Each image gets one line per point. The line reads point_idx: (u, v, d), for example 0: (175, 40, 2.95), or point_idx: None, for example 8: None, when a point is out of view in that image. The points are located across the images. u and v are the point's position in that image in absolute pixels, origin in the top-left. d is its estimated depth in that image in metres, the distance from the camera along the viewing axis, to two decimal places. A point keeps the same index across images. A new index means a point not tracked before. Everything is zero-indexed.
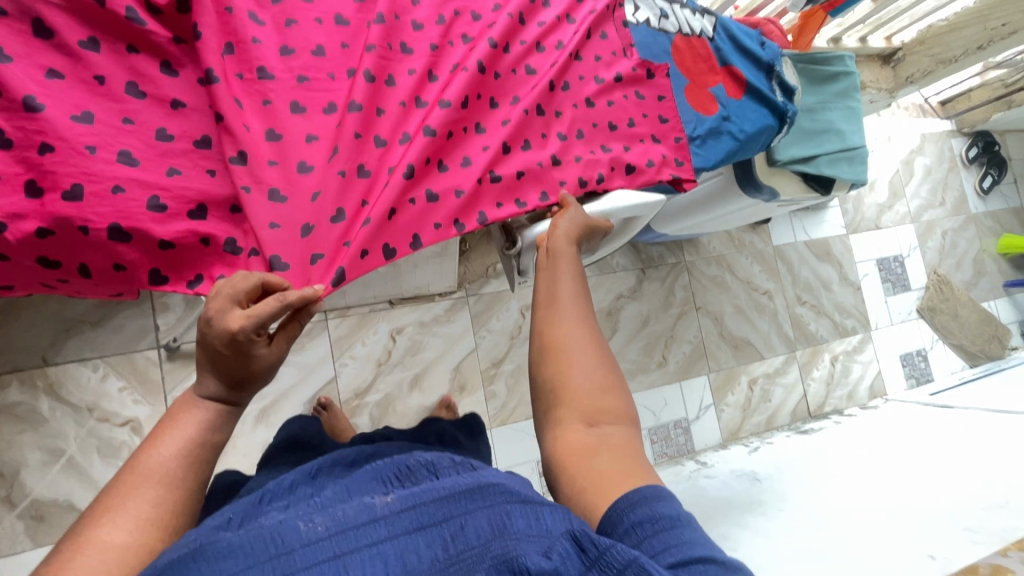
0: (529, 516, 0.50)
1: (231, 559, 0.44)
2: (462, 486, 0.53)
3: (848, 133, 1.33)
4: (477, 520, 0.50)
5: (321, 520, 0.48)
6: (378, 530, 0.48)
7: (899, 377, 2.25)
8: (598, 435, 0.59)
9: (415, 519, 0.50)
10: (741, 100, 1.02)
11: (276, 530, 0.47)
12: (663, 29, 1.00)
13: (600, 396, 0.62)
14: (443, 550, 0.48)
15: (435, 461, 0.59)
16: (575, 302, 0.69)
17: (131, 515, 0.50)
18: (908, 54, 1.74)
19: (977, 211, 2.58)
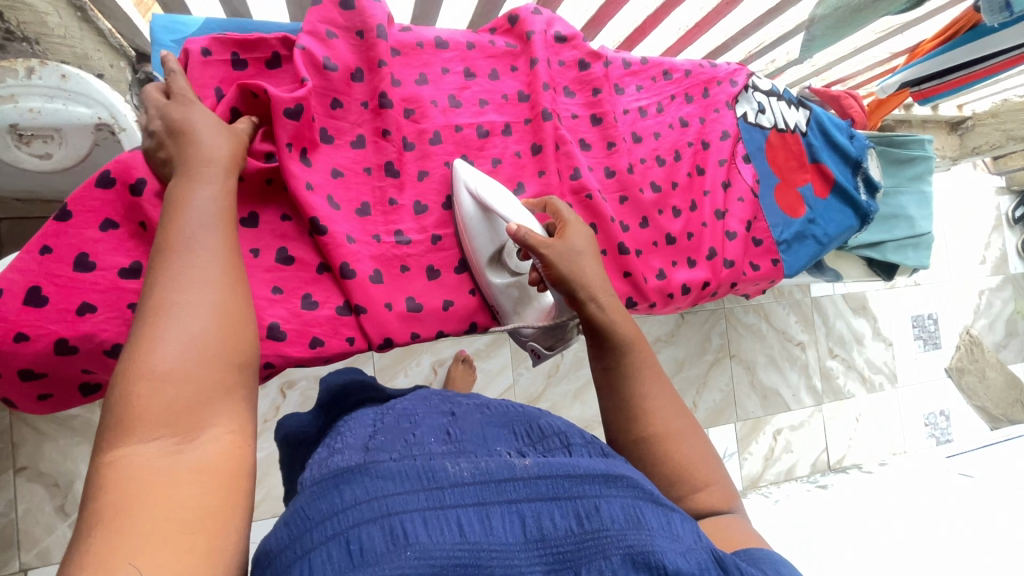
0: (665, 521, 0.43)
1: (387, 482, 0.39)
2: (602, 466, 0.44)
3: (918, 219, 1.31)
4: (614, 505, 0.42)
5: (468, 463, 0.42)
6: (518, 489, 0.41)
7: (920, 436, 2.25)
8: (716, 526, 0.54)
9: (553, 487, 0.42)
10: (827, 199, 1.01)
11: (428, 463, 0.41)
12: (759, 123, 0.97)
13: (705, 476, 0.56)
14: (579, 524, 0.40)
15: (568, 430, 0.49)
16: (647, 376, 0.60)
17: (179, 329, 0.39)
18: (977, 124, 1.70)
19: (1016, 271, 2.54)
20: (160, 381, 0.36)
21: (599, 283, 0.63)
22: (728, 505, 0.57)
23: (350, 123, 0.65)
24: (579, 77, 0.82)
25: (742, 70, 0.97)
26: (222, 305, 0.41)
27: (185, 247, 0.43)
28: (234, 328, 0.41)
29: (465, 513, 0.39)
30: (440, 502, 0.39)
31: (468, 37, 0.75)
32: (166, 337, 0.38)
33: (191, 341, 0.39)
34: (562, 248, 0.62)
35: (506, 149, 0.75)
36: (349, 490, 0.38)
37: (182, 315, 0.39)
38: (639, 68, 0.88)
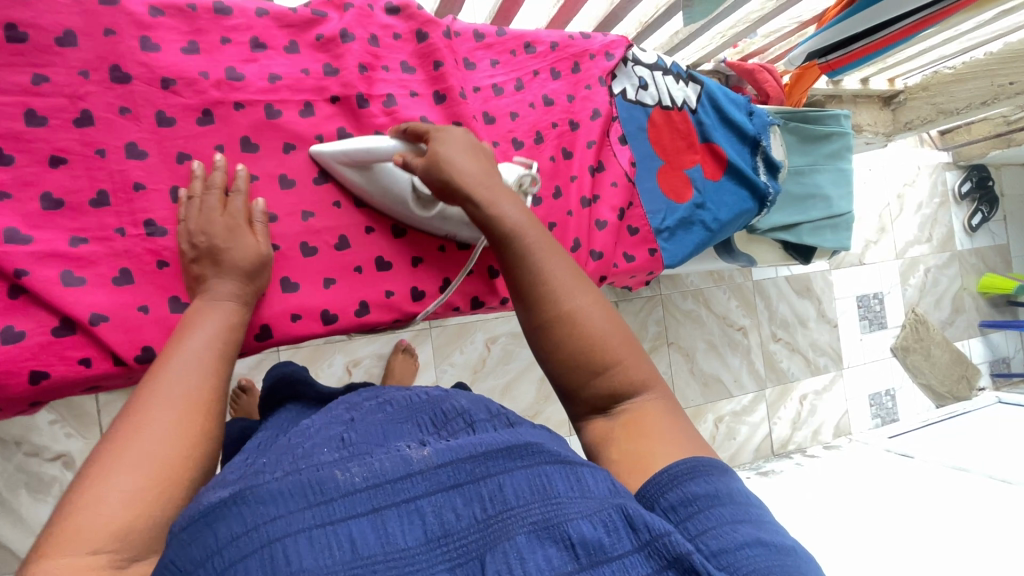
0: (573, 484, 0.41)
1: (270, 505, 0.38)
2: (501, 441, 0.43)
3: (834, 196, 1.25)
4: (515, 480, 0.41)
5: (361, 468, 0.41)
6: (416, 486, 0.40)
7: (865, 417, 2.24)
8: (628, 424, 0.50)
9: (452, 475, 0.41)
10: (718, 181, 0.94)
11: (315, 475, 0.40)
12: (641, 101, 0.89)
13: (608, 359, 0.52)
14: (481, 511, 0.40)
15: (470, 410, 0.50)
16: (536, 261, 0.54)
17: (149, 454, 0.43)
18: (909, 98, 1.65)
19: (962, 247, 2.53)
20: (115, 501, 0.40)
21: (475, 178, 0.57)
22: (638, 391, 0.52)
23: (113, 113, 0.56)
24: (417, 53, 0.74)
25: (621, 41, 0.89)
26: (192, 432, 0.46)
27: (180, 372, 0.49)
28: (201, 456, 0.46)
29: (357, 524, 0.38)
30: (327, 517, 0.38)
31: (274, 8, 0.65)
32: (130, 459, 0.42)
33: (150, 459, 0.43)
34: (434, 163, 0.58)
35: (321, 136, 0.66)
36: (231, 522, 0.37)
37: (148, 437, 0.44)
38: (494, 42, 0.80)
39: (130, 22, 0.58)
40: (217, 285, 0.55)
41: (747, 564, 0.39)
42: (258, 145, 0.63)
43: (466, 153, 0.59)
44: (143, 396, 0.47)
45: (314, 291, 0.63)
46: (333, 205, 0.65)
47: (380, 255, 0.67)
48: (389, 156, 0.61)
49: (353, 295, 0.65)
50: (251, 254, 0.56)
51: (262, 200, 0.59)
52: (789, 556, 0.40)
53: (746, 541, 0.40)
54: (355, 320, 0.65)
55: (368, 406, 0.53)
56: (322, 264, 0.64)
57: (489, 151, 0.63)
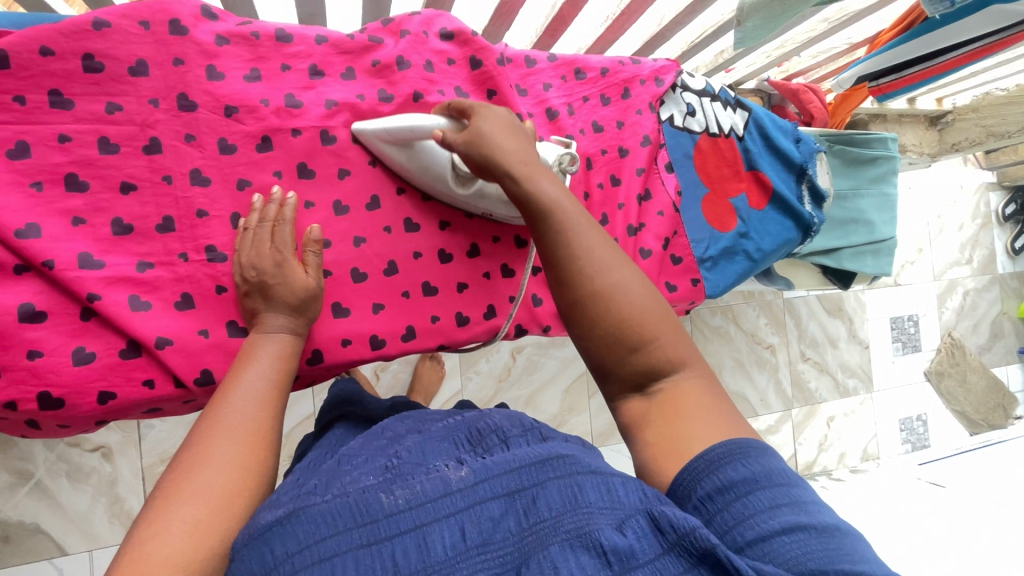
0: (604, 491, 0.43)
1: (319, 525, 0.40)
2: (535, 457, 0.46)
3: (878, 222, 1.22)
4: (549, 493, 0.43)
5: (403, 490, 0.44)
6: (455, 503, 0.43)
7: (894, 442, 2.19)
8: (662, 404, 0.51)
9: (491, 490, 0.44)
10: (763, 211, 0.93)
11: (362, 497, 0.43)
12: (688, 128, 0.88)
13: (642, 333, 0.52)
14: (517, 524, 0.42)
15: (505, 426, 0.53)
16: (575, 233, 0.54)
17: (208, 485, 0.44)
18: (957, 119, 1.60)
19: (1004, 271, 2.44)
20: (174, 532, 0.41)
21: (515, 158, 0.57)
22: (675, 367, 0.52)
23: (179, 140, 0.58)
24: (470, 79, 0.74)
25: (672, 66, 0.88)
26: (243, 461, 0.47)
27: (225, 402, 0.50)
28: (257, 486, 0.46)
29: (400, 542, 0.40)
30: (374, 536, 0.41)
31: (332, 35, 0.66)
32: (192, 489, 0.43)
33: (207, 492, 0.44)
34: (471, 139, 0.58)
35: (374, 163, 0.67)
36: (285, 538, 0.40)
37: (208, 466, 0.45)
38: (545, 68, 0.80)
39: (198, 51, 0.59)
40: (268, 317, 0.56)
41: (784, 553, 0.39)
42: (313, 172, 0.64)
43: (504, 132, 0.59)
44: (199, 436, 0.47)
45: (363, 316, 0.64)
46: (384, 231, 0.66)
47: (427, 280, 0.67)
48: (431, 132, 0.61)
49: (401, 320, 0.66)
50: (300, 287, 0.57)
51: (317, 227, 0.60)
52: (833, 538, 0.40)
53: (784, 529, 0.40)
54: (402, 344, 0.66)
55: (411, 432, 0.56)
56: (371, 289, 0.65)
57: (528, 131, 0.63)
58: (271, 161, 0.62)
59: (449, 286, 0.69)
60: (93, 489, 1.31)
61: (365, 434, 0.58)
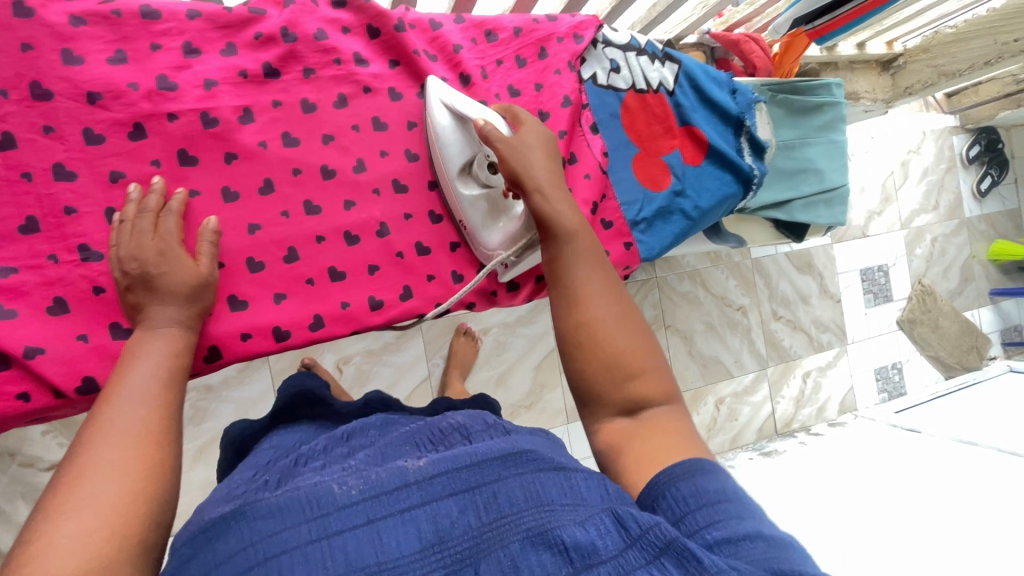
0: (565, 489, 0.45)
1: (274, 519, 0.42)
2: (498, 452, 0.47)
3: (827, 171, 1.20)
4: (509, 488, 0.44)
5: (357, 482, 0.45)
6: (409, 497, 0.44)
7: (871, 391, 2.20)
8: (648, 427, 0.52)
9: (447, 485, 0.44)
10: (698, 167, 0.90)
11: (315, 491, 0.44)
12: (613, 85, 0.84)
13: (635, 366, 0.54)
14: (476, 518, 0.42)
15: (467, 424, 0.54)
16: (585, 263, 0.58)
17: (95, 496, 0.39)
18: (909, 61, 1.58)
19: (971, 214, 2.45)
20: (69, 534, 0.36)
21: (545, 176, 0.61)
22: (660, 400, 0.54)
23: (37, 132, 0.54)
24: (370, 48, 0.69)
25: (591, 21, 0.83)
26: (142, 462, 0.42)
27: (118, 402, 0.45)
28: (159, 491, 0.42)
29: (351, 536, 0.41)
30: (322, 531, 0.41)
31: (207, 8, 0.61)
32: (77, 502, 0.38)
33: (96, 502, 0.38)
34: (512, 142, 0.62)
35: (264, 143, 0.62)
36: (232, 537, 0.42)
37: (94, 477, 0.40)
38: (453, 29, 0.75)
39: (49, 34, 0.54)
40: (155, 312, 0.53)
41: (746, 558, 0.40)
42: (196, 158, 0.59)
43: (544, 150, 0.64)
44: (79, 450, 0.42)
45: (265, 308, 0.61)
46: (281, 216, 0.62)
47: (333, 265, 0.64)
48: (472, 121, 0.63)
49: (308, 308, 0.63)
50: (189, 277, 0.54)
51: (212, 218, 0.58)
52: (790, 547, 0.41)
53: (747, 533, 0.41)
54: (310, 334, 0.63)
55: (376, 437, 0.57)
56: (271, 279, 0.61)
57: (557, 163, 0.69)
58: (146, 149, 0.57)
59: (358, 269, 0.65)
60: None
61: (331, 436, 0.60)
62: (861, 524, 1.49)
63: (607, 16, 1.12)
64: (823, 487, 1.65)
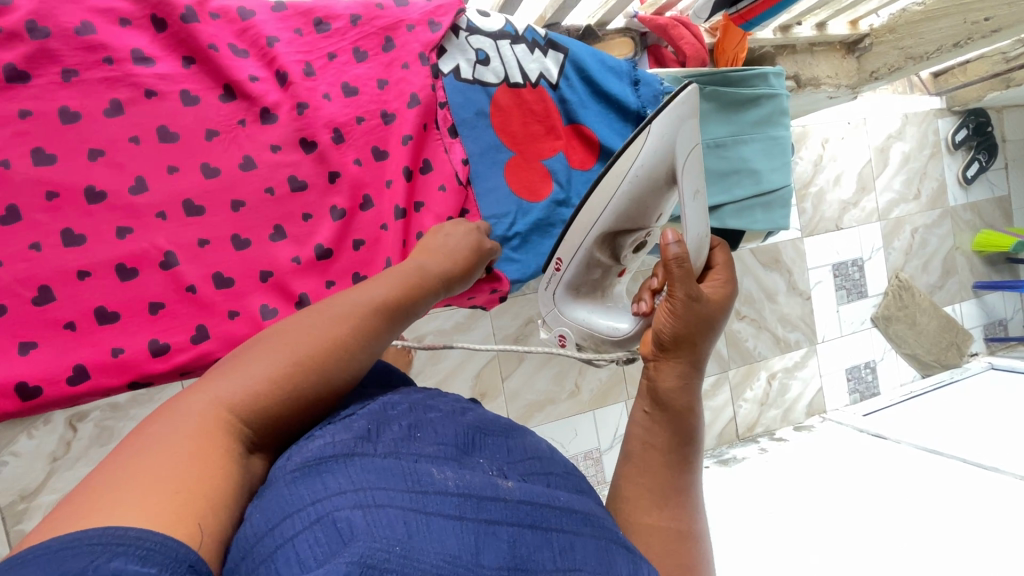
0: (626, 564, 0.44)
1: (377, 477, 0.38)
2: (575, 505, 0.46)
3: (764, 172, 1.09)
4: (582, 546, 0.43)
5: (454, 474, 0.41)
6: (499, 510, 0.40)
7: (842, 392, 2.10)
8: None
9: (530, 515, 0.42)
10: (586, 172, 0.80)
11: (415, 467, 0.40)
12: (482, 79, 0.74)
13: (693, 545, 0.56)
14: (553, 559, 0.40)
15: (545, 465, 0.50)
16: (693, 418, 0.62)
17: (229, 392, 0.40)
18: (875, 42, 1.44)
19: (956, 202, 2.31)
20: (160, 467, 0.34)
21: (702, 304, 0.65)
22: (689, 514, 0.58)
23: None
24: (156, 43, 0.60)
25: (451, 3, 0.72)
26: (275, 379, 0.43)
27: (283, 326, 0.48)
28: (275, 415, 0.42)
29: (447, 520, 0.37)
30: (423, 504, 0.37)
31: None
32: (208, 399, 0.40)
33: (221, 402, 0.40)
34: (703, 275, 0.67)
35: (6, 162, 0.55)
36: (339, 480, 0.37)
37: (234, 379, 0.41)
38: (268, 19, 0.66)
39: None
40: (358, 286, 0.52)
41: None
42: None
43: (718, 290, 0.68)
44: (233, 359, 0.44)
45: (12, 357, 0.56)
46: (29, 249, 0.56)
47: (101, 305, 0.58)
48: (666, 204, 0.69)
49: (70, 355, 0.57)
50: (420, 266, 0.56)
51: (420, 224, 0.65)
52: None
53: None
54: (72, 383, 0.57)
55: (441, 401, 0.52)
56: (23, 323, 0.56)
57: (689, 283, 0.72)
58: None
59: (136, 309, 0.60)
60: None
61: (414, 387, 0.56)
62: (813, 546, 1.40)
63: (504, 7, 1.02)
64: (774, 500, 1.57)
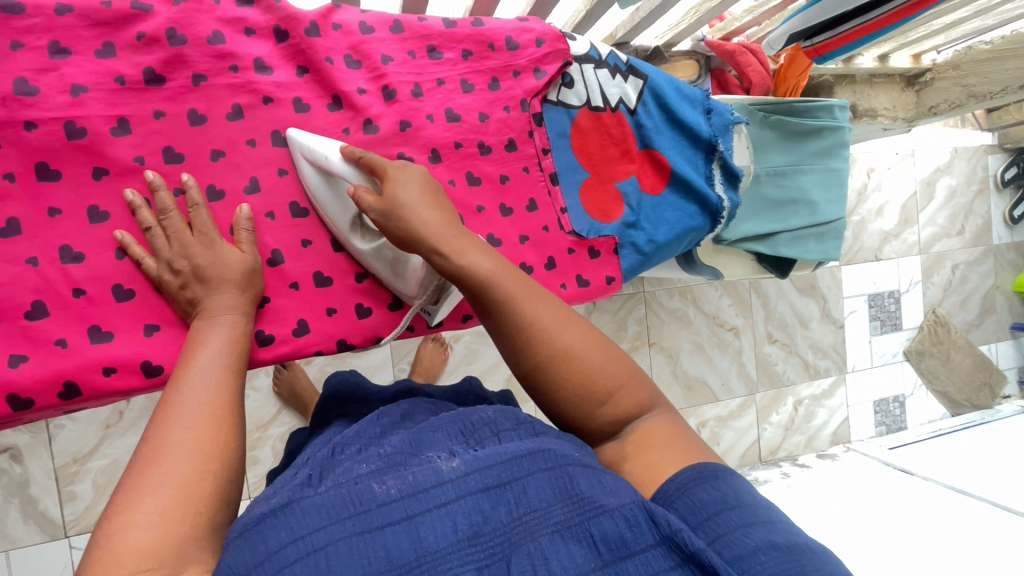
0: (596, 481, 0.42)
1: (315, 515, 0.38)
2: (526, 445, 0.43)
3: (821, 204, 1.10)
4: (539, 481, 0.41)
5: (396, 479, 0.41)
6: (446, 493, 0.40)
7: (868, 424, 2.09)
8: (637, 440, 0.49)
9: (480, 480, 0.41)
10: (658, 195, 0.82)
11: (355, 488, 0.40)
12: (565, 101, 0.77)
13: (609, 385, 0.49)
14: (509, 514, 0.40)
15: (498, 418, 0.48)
16: (517, 298, 0.51)
17: (168, 462, 0.41)
18: (937, 78, 1.42)
19: (999, 241, 2.27)
20: (142, 523, 0.37)
21: (434, 227, 0.53)
22: (641, 409, 0.50)
23: None
24: (277, 53, 0.62)
25: (546, 27, 0.74)
26: (201, 434, 0.43)
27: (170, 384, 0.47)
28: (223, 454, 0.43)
29: (391, 533, 0.38)
30: (368, 525, 0.38)
31: (81, 2, 0.55)
32: (156, 478, 0.40)
33: (174, 475, 0.40)
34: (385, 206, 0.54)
35: (141, 158, 0.56)
36: (279, 530, 0.38)
37: (169, 450, 0.41)
38: (378, 33, 0.67)
39: None
40: (212, 301, 0.53)
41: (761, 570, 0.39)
42: (59, 172, 0.54)
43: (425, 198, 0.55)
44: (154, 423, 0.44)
45: (132, 341, 0.55)
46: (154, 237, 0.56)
47: None
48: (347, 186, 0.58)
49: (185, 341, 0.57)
50: (236, 264, 0.55)
51: (245, 205, 0.58)
52: (808, 552, 0.39)
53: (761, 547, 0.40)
54: None
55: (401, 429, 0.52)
56: (143, 305, 0.56)
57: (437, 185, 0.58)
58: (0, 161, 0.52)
59: None
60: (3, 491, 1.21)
61: (363, 418, 0.56)
62: None
63: (579, 23, 0.99)
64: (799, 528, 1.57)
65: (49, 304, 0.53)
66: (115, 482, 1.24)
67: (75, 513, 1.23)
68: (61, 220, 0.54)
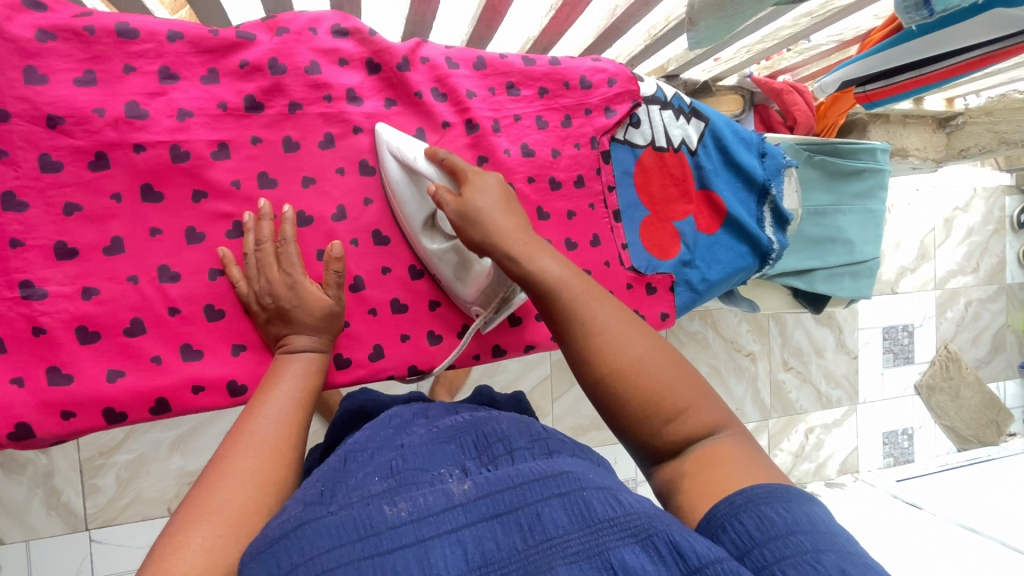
0: (614, 504, 0.35)
1: (320, 539, 0.34)
2: (540, 467, 0.37)
3: (858, 243, 1.12)
4: (555, 507, 0.35)
5: (406, 501, 0.36)
6: (455, 518, 0.35)
7: (876, 455, 2.11)
8: (700, 461, 0.43)
9: (491, 505, 0.35)
10: (713, 235, 0.83)
11: (364, 509, 0.35)
12: (631, 140, 0.78)
13: (676, 402, 0.44)
14: (521, 541, 0.34)
15: (512, 434, 0.43)
16: (588, 305, 0.48)
17: (224, 496, 0.41)
18: (968, 122, 1.46)
19: (1013, 280, 2.30)
20: (192, 552, 0.37)
21: (511, 234, 0.52)
22: (710, 430, 0.45)
23: None
24: (368, 83, 0.64)
25: (618, 67, 0.76)
26: (261, 472, 0.43)
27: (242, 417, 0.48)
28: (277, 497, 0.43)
29: (401, 557, 0.33)
30: (377, 549, 0.33)
31: (190, 30, 0.57)
32: (212, 507, 0.40)
33: (228, 508, 0.40)
34: (462, 209, 0.54)
35: (238, 183, 0.58)
36: (291, 553, 0.34)
37: (227, 484, 0.41)
38: (461, 68, 0.69)
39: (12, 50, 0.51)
40: (294, 340, 0.55)
41: None
42: (162, 193, 0.56)
43: (499, 205, 0.55)
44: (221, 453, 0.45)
45: (220, 360, 0.57)
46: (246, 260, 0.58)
47: None
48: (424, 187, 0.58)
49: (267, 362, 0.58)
50: (317, 307, 0.56)
51: (338, 243, 0.59)
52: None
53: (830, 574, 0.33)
54: None
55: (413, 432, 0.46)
56: (229, 327, 0.57)
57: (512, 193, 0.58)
58: (108, 180, 0.54)
59: None
60: (29, 480, 1.20)
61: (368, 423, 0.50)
62: None
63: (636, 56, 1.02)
64: None
65: (144, 322, 0.54)
66: (142, 478, 1.25)
67: (99, 507, 1.23)
68: (160, 240, 0.55)
